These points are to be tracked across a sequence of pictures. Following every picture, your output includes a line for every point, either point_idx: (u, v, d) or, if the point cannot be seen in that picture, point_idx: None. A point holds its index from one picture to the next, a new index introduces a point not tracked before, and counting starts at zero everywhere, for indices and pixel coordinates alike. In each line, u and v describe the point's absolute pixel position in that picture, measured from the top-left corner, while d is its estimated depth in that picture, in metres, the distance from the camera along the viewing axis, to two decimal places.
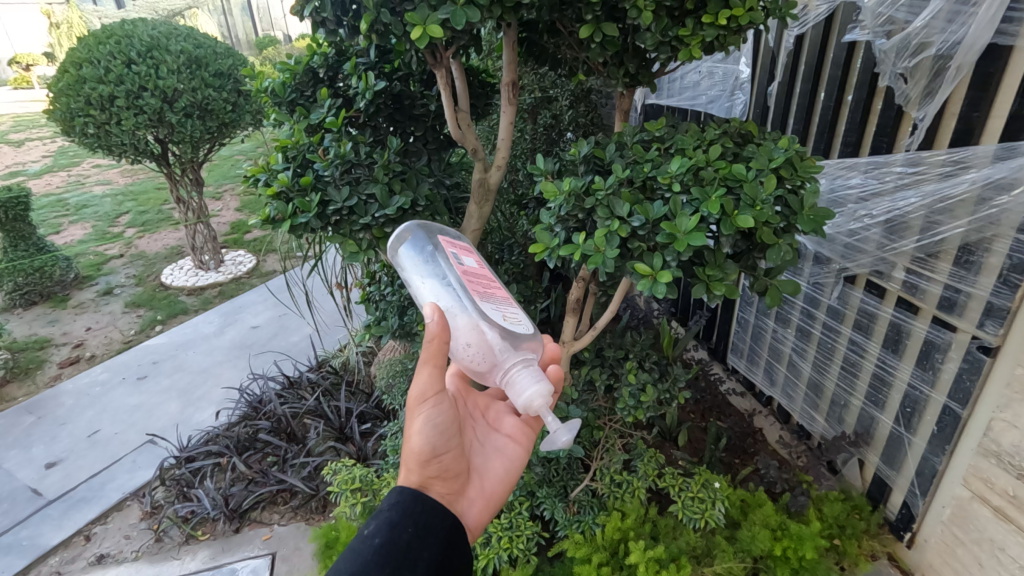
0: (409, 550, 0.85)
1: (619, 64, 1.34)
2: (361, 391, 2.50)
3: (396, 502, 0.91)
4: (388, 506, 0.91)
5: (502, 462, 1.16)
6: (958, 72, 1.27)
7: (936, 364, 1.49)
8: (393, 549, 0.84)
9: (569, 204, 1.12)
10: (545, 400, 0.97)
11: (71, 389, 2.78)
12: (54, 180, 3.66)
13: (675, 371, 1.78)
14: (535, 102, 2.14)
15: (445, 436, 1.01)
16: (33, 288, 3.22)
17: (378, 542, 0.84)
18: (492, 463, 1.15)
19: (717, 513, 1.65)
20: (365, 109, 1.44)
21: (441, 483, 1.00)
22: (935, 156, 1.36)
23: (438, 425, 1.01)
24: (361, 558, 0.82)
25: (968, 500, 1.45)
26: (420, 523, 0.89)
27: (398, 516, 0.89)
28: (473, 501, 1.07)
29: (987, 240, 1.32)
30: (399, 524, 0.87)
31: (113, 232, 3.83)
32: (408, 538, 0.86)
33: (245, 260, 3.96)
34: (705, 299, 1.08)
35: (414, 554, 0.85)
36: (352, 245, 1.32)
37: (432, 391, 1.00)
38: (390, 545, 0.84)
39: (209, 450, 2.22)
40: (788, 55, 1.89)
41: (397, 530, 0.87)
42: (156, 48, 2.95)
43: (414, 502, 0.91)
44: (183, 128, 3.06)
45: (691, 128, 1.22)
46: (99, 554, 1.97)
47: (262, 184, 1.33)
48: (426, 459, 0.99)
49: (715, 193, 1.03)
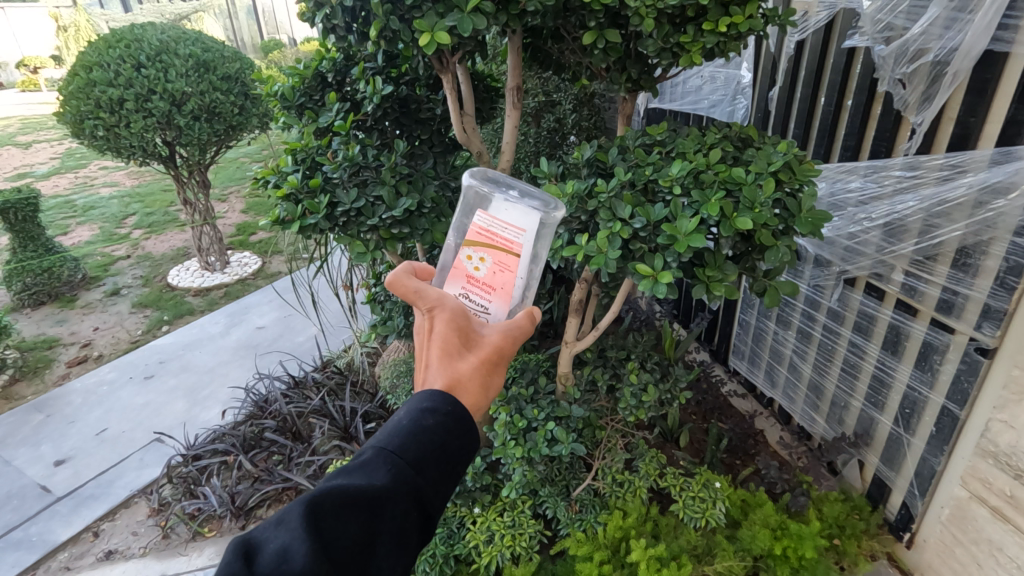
0: (454, 457, 0.85)
1: (621, 70, 1.37)
2: (366, 391, 2.52)
3: (454, 407, 0.88)
4: (445, 407, 0.87)
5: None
6: (955, 77, 1.30)
7: (934, 365, 1.51)
8: (445, 450, 0.84)
9: (572, 206, 1.15)
10: None
11: (79, 389, 2.81)
12: (64, 182, 3.49)
13: (676, 372, 1.80)
14: (539, 106, 2.16)
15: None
16: (42, 289, 3.18)
17: (436, 442, 0.83)
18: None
19: (717, 512, 1.67)
20: (372, 113, 1.47)
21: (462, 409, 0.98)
22: (933, 160, 1.39)
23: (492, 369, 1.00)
24: (418, 447, 0.82)
25: (966, 500, 1.46)
26: (468, 437, 0.88)
27: (453, 423, 0.87)
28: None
29: (984, 243, 1.34)
30: (455, 431, 0.86)
31: (119, 233, 3.73)
32: (455, 447, 0.86)
33: (250, 262, 4.01)
34: (705, 299, 1.10)
35: (458, 458, 0.86)
36: (359, 245, 1.35)
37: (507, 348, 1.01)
38: (442, 449, 0.84)
39: (215, 449, 2.24)
40: (789, 60, 1.91)
41: (450, 437, 0.85)
42: (165, 51, 2.98)
43: (467, 414, 0.89)
44: (190, 131, 3.11)
45: (692, 132, 1.24)
46: (107, 550, 2.00)
47: (272, 185, 1.36)
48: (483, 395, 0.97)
49: (715, 195, 1.06)
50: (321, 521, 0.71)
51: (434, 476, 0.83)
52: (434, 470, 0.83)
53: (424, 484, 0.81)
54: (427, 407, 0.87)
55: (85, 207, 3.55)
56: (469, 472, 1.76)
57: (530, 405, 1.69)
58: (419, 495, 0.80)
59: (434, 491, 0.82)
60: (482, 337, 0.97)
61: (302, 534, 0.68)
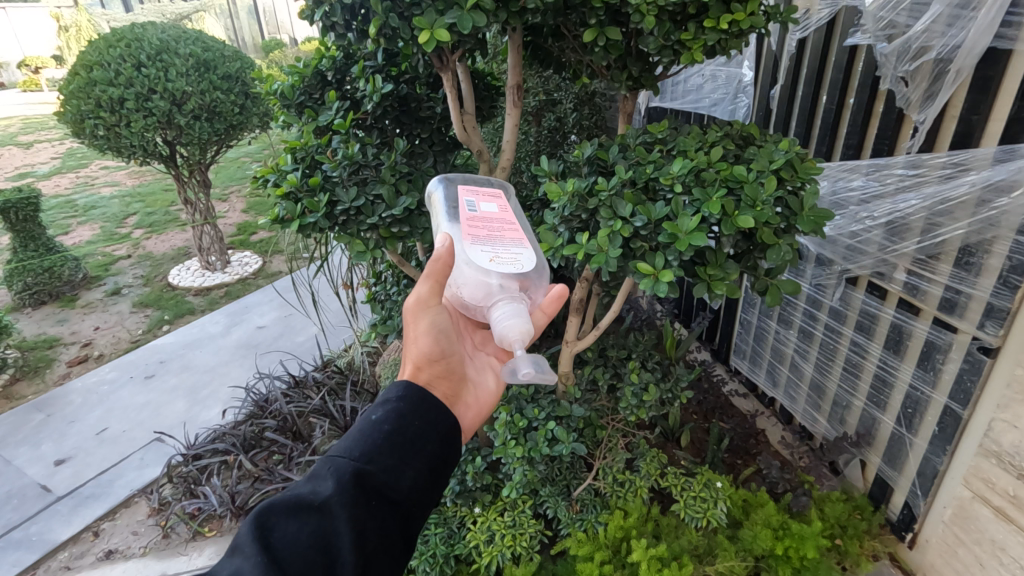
0: (410, 438, 0.88)
1: (622, 68, 1.36)
2: (366, 390, 2.52)
3: (403, 395, 0.93)
4: (394, 397, 0.92)
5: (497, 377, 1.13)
6: (957, 75, 1.29)
7: (937, 364, 1.50)
8: (396, 434, 0.87)
9: (572, 205, 1.14)
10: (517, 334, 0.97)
11: (78, 388, 2.79)
12: (65, 181, 3.37)
13: (677, 371, 1.79)
14: (540, 105, 2.15)
15: (449, 337, 1.02)
16: (42, 288, 3.15)
17: (385, 430, 0.87)
18: (484, 377, 1.11)
19: (718, 512, 1.66)
20: (372, 111, 1.47)
21: (443, 384, 1.01)
22: (936, 158, 1.38)
23: (443, 330, 1.01)
24: (365, 441, 0.86)
25: (969, 499, 1.46)
26: (427, 419, 0.91)
27: (404, 408, 0.90)
28: (471, 406, 1.05)
29: (987, 242, 1.34)
30: (406, 415, 0.89)
31: (121, 232, 3.62)
32: (413, 431, 0.88)
33: (250, 261, 4.12)
34: (706, 298, 1.09)
35: (415, 439, 0.88)
36: (359, 244, 1.34)
37: (432, 300, 1.01)
38: (393, 435, 0.87)
39: (216, 449, 2.24)
40: (790, 58, 1.91)
41: (403, 421, 0.89)
42: (165, 51, 2.98)
43: (420, 396, 0.93)
44: (191, 130, 3.11)
45: (693, 130, 1.24)
46: (108, 549, 1.99)
47: (271, 184, 1.35)
48: (435, 357, 0.99)
49: (716, 194, 1.05)
50: (271, 531, 0.76)
51: (391, 461, 0.85)
52: (389, 455, 0.85)
53: (379, 473, 0.84)
54: (377, 404, 0.92)
55: (85, 207, 3.45)
56: (469, 471, 1.75)
57: (530, 405, 1.68)
58: (375, 484, 0.83)
59: (395, 476, 0.84)
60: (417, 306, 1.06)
61: (251, 546, 0.74)
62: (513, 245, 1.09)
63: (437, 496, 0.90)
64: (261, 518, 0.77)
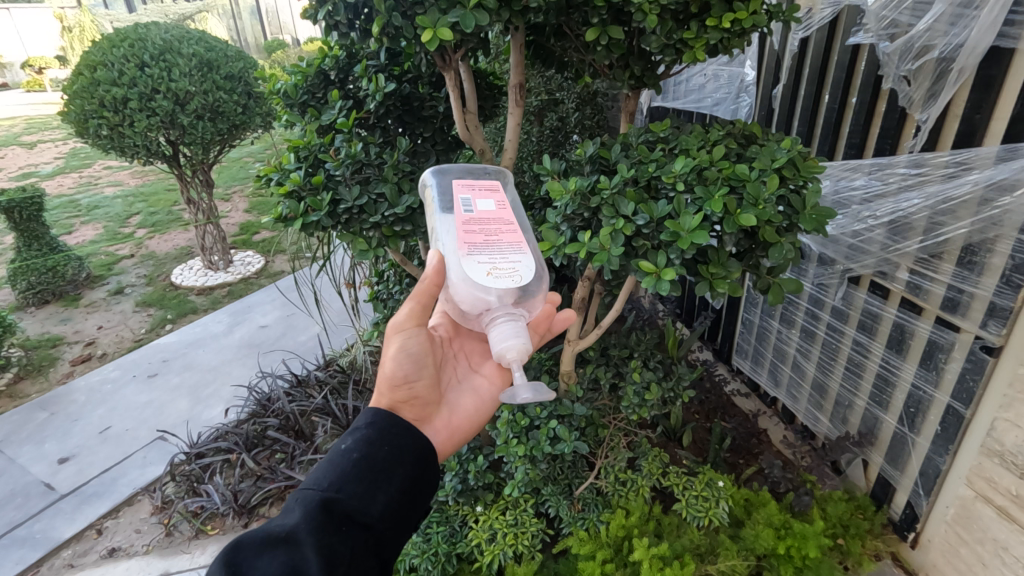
0: (380, 464, 0.92)
1: (624, 67, 1.36)
2: (369, 390, 2.53)
3: (372, 423, 0.97)
4: (364, 426, 0.97)
5: (471, 403, 1.17)
6: (960, 74, 1.29)
7: (939, 364, 1.50)
8: (366, 460, 0.91)
9: (574, 203, 1.12)
10: (517, 356, 1.01)
11: (83, 387, 2.83)
12: (67, 181, 3.46)
13: (679, 371, 1.77)
14: (542, 104, 2.16)
15: (418, 365, 1.07)
16: (47, 288, 3.22)
17: (354, 458, 0.91)
18: (461, 401, 1.16)
19: (720, 511, 1.67)
20: (375, 111, 1.47)
21: (409, 408, 1.05)
22: (939, 157, 1.38)
23: (410, 355, 1.06)
24: (334, 471, 0.89)
25: (972, 499, 1.45)
26: (396, 443, 0.95)
27: (374, 433, 0.95)
28: (440, 428, 1.10)
29: (989, 241, 1.33)
30: (375, 442, 0.94)
31: (124, 232, 3.82)
32: (382, 457, 0.93)
33: (253, 260, 4.07)
34: (708, 297, 1.09)
35: (386, 463, 0.93)
36: (362, 243, 1.32)
37: (409, 323, 1.07)
38: (363, 462, 0.91)
39: (218, 447, 2.25)
40: (793, 57, 1.91)
41: (372, 448, 0.93)
42: (168, 51, 2.99)
43: (391, 420, 0.98)
44: (194, 130, 3.13)
45: (695, 129, 1.23)
46: (111, 547, 2.00)
47: (275, 183, 1.35)
48: (397, 384, 1.04)
49: (718, 192, 1.03)
50: (241, 566, 0.76)
51: (361, 488, 0.89)
52: (358, 483, 0.89)
53: (350, 500, 0.87)
54: (347, 434, 0.96)
55: (88, 207, 3.57)
56: (470, 470, 1.77)
57: (532, 404, 1.67)
58: (345, 511, 0.85)
59: (365, 502, 0.88)
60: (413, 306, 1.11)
61: None
62: (510, 251, 1.05)
63: (409, 520, 0.93)
64: (230, 555, 0.77)
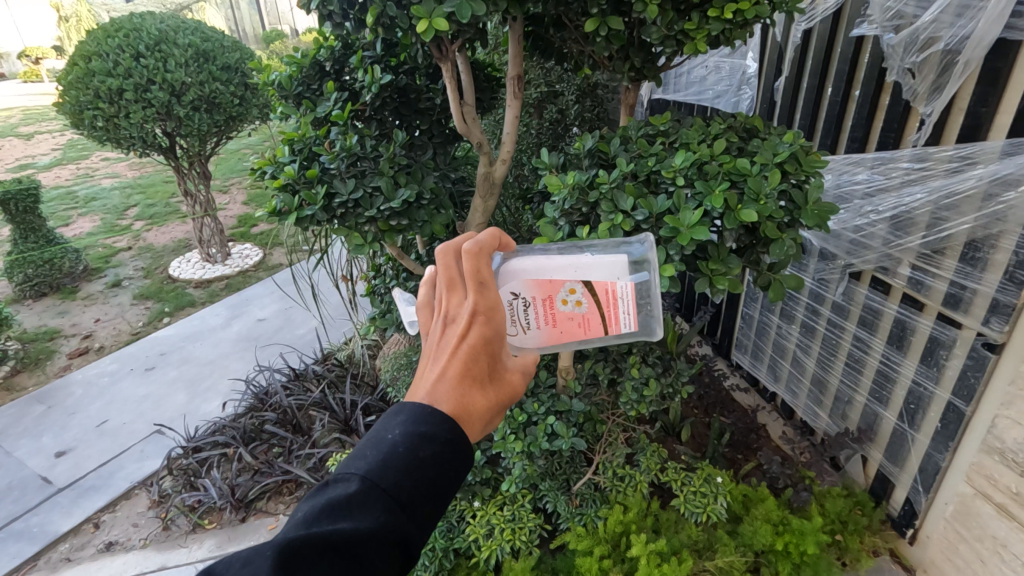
0: (450, 498, 0.74)
1: (624, 58, 1.34)
2: (366, 383, 2.53)
3: (455, 433, 0.75)
4: (446, 429, 0.74)
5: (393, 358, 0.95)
6: (966, 66, 1.26)
7: (940, 361, 1.49)
8: (441, 488, 0.72)
9: (572, 198, 1.10)
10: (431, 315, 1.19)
11: (80, 380, 2.83)
12: (63, 173, 3.94)
13: (678, 366, 1.73)
14: (541, 96, 2.13)
15: None
16: (43, 280, 3.31)
17: (431, 476, 0.71)
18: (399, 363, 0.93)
19: (718, 507, 1.68)
20: (371, 103, 1.45)
21: None
22: (943, 151, 1.36)
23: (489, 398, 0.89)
24: (408, 481, 0.69)
25: (971, 497, 1.45)
26: (468, 467, 0.76)
27: (453, 449, 0.74)
28: None
29: (993, 237, 1.32)
30: (455, 463, 0.74)
31: (121, 224, 3.94)
32: (455, 481, 0.74)
33: (251, 253, 4.04)
34: (707, 294, 1.07)
35: (457, 487, 0.75)
36: (357, 237, 1.33)
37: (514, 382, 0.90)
38: (438, 484, 0.71)
39: (216, 441, 2.24)
40: (796, 49, 1.88)
41: (450, 468, 0.73)
42: (164, 41, 2.97)
43: (466, 442, 0.76)
44: (190, 121, 3.08)
45: (696, 123, 1.20)
46: (108, 541, 2.00)
47: (269, 176, 1.33)
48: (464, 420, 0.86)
49: (719, 187, 1.01)
50: None
51: (425, 513, 0.71)
52: (426, 507, 0.71)
53: (412, 527, 0.69)
54: (421, 426, 0.73)
55: (85, 199, 3.89)
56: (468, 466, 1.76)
57: (530, 399, 1.64)
58: (406, 540, 0.68)
59: (424, 532, 0.71)
60: (507, 370, 0.85)
61: None
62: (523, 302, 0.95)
63: None
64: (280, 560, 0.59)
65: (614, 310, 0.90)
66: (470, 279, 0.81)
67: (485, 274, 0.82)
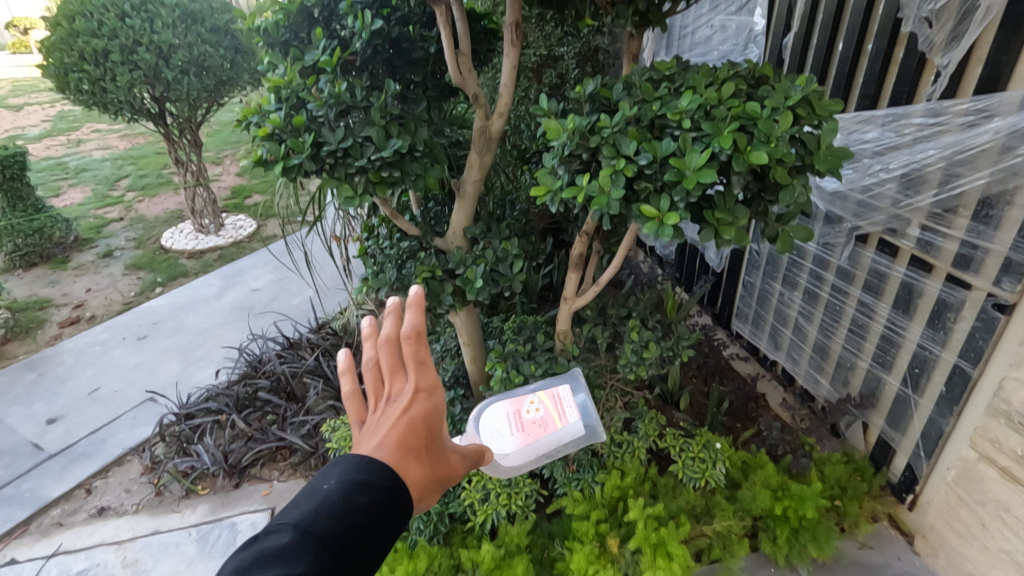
0: (387, 548, 0.68)
1: (628, 3, 1.27)
2: (361, 352, 2.50)
3: (390, 484, 0.71)
4: (383, 480, 0.71)
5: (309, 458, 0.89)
6: (987, 13, 1.21)
7: (948, 324, 1.46)
8: (376, 540, 0.66)
9: (572, 142, 1.03)
10: None
11: (71, 348, 2.79)
12: (52, 145, 3.70)
13: (679, 329, 1.69)
14: (540, 60, 2.05)
15: None
16: (33, 250, 3.36)
17: (367, 525, 0.65)
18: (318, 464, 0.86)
19: (717, 473, 1.65)
20: (361, 52, 1.35)
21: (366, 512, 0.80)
22: (958, 104, 1.30)
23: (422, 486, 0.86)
24: (343, 530, 0.63)
25: (974, 461, 1.42)
26: (403, 520, 0.72)
27: (389, 501, 0.70)
28: None
29: (1009, 193, 1.27)
30: (391, 514, 0.69)
31: (108, 196, 3.51)
32: (391, 535, 0.69)
33: (245, 225, 3.95)
34: (712, 245, 1.03)
35: (391, 542, 0.69)
36: (348, 189, 1.24)
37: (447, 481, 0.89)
38: (376, 539, 0.66)
39: (209, 407, 2.22)
40: (807, 4, 1.81)
41: (386, 520, 0.68)
42: (150, 1, 2.86)
43: (402, 498, 0.72)
44: (179, 86, 2.99)
45: (703, 67, 1.13)
46: (101, 506, 1.98)
47: (254, 126, 1.25)
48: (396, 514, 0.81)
49: (727, 128, 0.94)
50: None
51: (363, 565, 0.64)
52: (361, 562, 0.64)
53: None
54: (354, 476, 0.69)
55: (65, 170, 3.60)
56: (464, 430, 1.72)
57: (527, 361, 1.60)
58: None
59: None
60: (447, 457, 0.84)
61: None
62: None
63: None
64: None
65: (562, 405, 1.43)
66: (409, 358, 0.83)
67: (424, 355, 0.84)
